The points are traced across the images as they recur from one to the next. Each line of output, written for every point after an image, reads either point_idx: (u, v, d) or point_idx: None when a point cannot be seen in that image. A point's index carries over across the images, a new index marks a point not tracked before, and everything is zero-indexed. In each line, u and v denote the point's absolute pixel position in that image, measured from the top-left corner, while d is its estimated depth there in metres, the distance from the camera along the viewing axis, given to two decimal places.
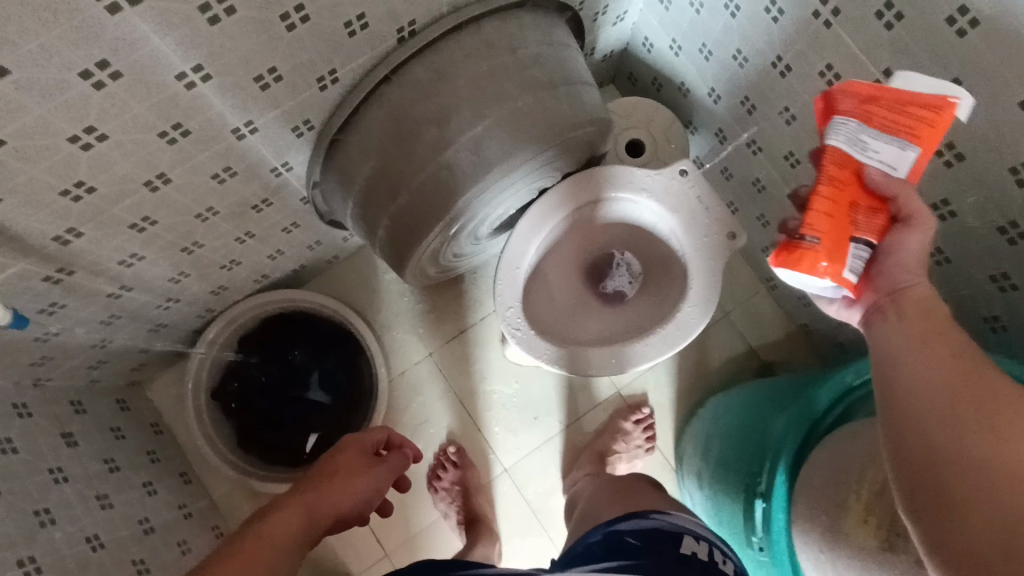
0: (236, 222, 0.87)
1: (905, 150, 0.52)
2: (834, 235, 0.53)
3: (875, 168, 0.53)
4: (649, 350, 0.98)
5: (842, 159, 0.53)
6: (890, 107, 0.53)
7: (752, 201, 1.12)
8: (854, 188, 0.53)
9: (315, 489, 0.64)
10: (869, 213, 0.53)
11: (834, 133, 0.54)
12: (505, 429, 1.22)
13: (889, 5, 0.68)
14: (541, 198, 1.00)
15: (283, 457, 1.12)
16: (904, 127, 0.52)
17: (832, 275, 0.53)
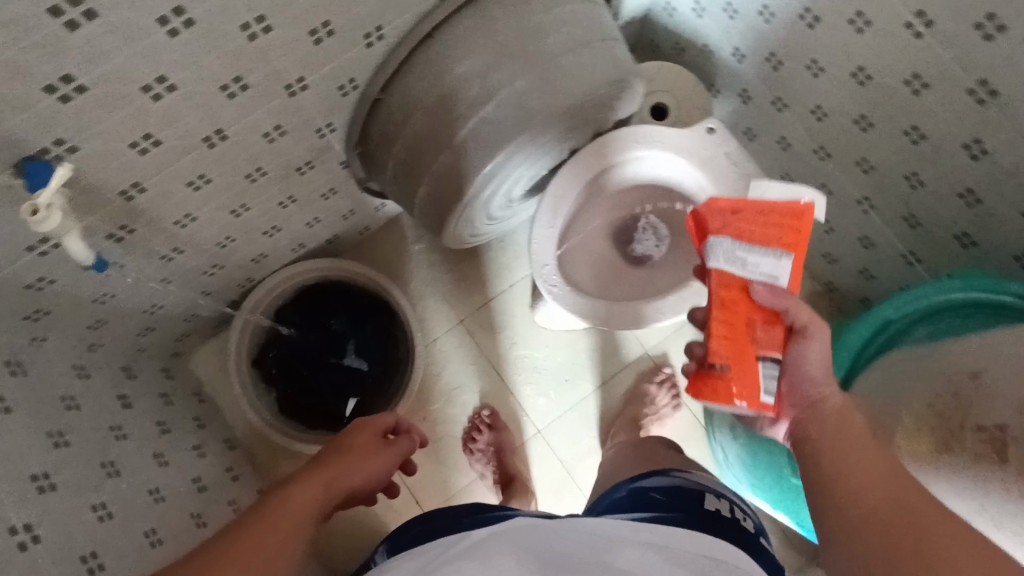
0: (281, 186, 0.89)
1: (782, 256, 0.64)
2: (739, 359, 0.62)
3: (760, 278, 0.63)
4: (683, 302, 0.99)
5: (727, 278, 0.64)
6: (755, 220, 0.65)
7: (778, 160, 1.13)
8: (746, 307, 0.63)
9: (335, 464, 0.72)
10: (766, 327, 0.63)
11: (716, 253, 0.65)
12: (537, 391, 1.25)
13: None
14: (573, 158, 1.02)
15: (323, 421, 1.16)
16: (777, 237, 0.64)
17: (749, 400, 0.61)
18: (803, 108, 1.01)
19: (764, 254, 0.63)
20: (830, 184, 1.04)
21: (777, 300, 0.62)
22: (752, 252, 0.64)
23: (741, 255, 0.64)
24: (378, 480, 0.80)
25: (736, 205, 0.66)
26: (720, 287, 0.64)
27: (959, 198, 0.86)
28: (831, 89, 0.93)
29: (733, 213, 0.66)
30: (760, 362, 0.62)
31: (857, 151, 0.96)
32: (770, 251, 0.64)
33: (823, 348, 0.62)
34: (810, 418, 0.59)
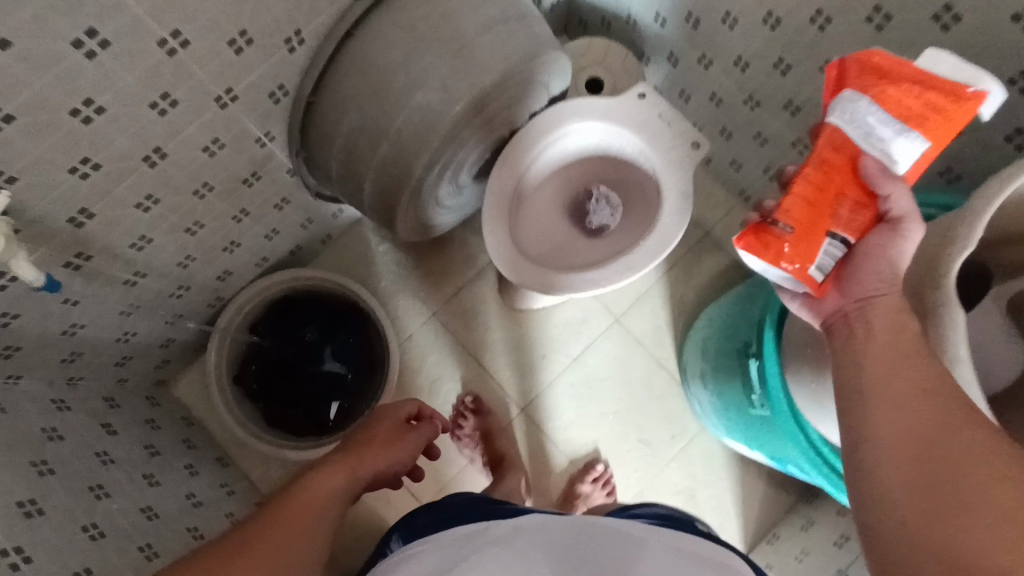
0: (232, 200, 0.92)
1: (912, 141, 0.59)
2: (806, 224, 0.61)
3: (873, 150, 0.61)
4: (638, 260, 1.02)
5: (840, 138, 0.62)
6: (910, 89, 0.59)
7: (714, 116, 1.17)
8: (844, 177, 0.62)
9: (355, 455, 0.77)
10: (852, 209, 0.62)
11: (843, 110, 0.62)
12: (516, 371, 1.29)
13: None
14: (515, 138, 1.05)
15: (310, 427, 1.19)
16: (916, 116, 0.59)
17: (796, 266, 0.62)
18: (727, 61, 1.05)
19: (892, 130, 0.59)
20: (765, 130, 1.09)
21: (880, 180, 0.60)
22: (884, 122, 0.60)
23: (870, 122, 0.60)
24: (404, 465, 0.84)
25: (897, 68, 0.60)
26: (829, 148, 0.62)
27: None
28: (747, 37, 0.97)
29: (881, 74, 0.61)
30: (827, 236, 0.61)
31: (783, 94, 1.00)
32: (903, 130, 0.59)
33: (907, 250, 0.61)
34: (844, 319, 0.62)
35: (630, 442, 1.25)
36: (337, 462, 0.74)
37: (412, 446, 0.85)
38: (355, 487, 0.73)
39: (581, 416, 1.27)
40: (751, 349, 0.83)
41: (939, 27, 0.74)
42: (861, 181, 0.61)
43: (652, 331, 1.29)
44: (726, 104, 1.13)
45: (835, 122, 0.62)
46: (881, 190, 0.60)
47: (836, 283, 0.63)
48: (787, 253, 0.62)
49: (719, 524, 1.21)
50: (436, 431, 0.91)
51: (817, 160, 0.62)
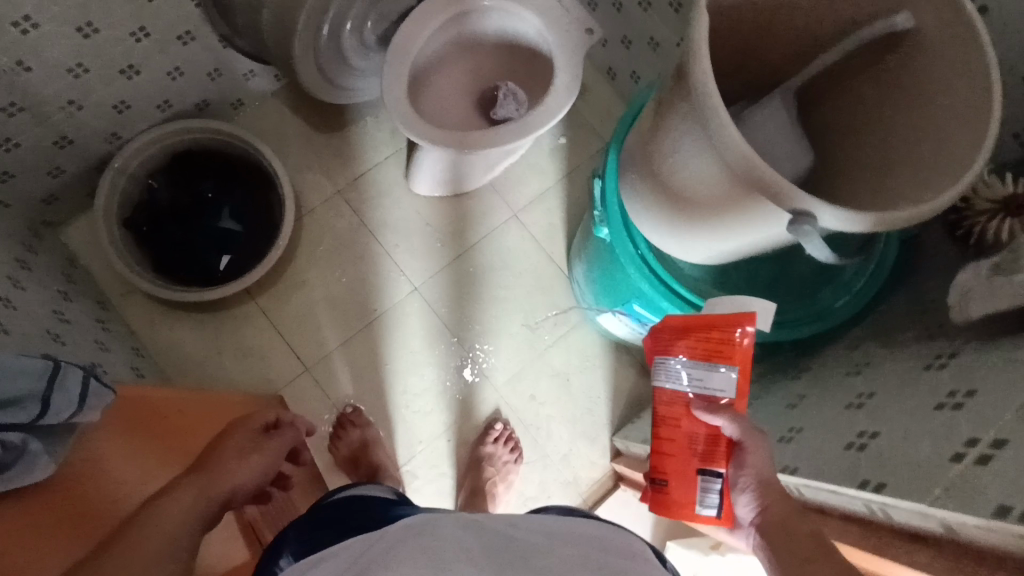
0: (129, 9, 0.94)
1: (726, 376, 0.64)
2: (674, 473, 0.67)
3: (699, 394, 0.66)
4: (526, 126, 1.09)
5: (671, 400, 0.69)
6: (698, 336, 0.67)
7: (615, 24, 1.27)
8: (686, 419, 0.67)
9: (205, 470, 0.68)
10: (706, 447, 0.65)
11: (660, 374, 0.70)
12: (408, 252, 1.34)
13: None
14: (421, 5, 1.12)
15: (198, 277, 1.20)
16: (713, 350, 0.66)
17: (685, 507, 0.67)
18: None
19: (698, 370, 0.66)
20: (655, 35, 1.19)
21: (711, 415, 0.64)
22: (688, 367, 0.67)
23: (682, 372, 0.68)
24: (261, 478, 0.74)
25: (685, 321, 0.69)
26: (662, 405, 0.70)
27: None
28: None
29: (678, 331, 0.70)
30: (697, 473, 0.65)
31: None
32: (709, 368, 0.65)
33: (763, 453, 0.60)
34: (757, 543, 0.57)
35: (512, 322, 1.32)
36: (122, 444, 0.68)
37: (274, 455, 0.76)
38: (208, 507, 0.64)
39: (468, 300, 1.32)
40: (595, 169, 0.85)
41: None
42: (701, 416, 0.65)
43: (547, 229, 1.36)
44: (625, 10, 1.22)
45: (661, 383, 0.70)
46: (720, 418, 0.63)
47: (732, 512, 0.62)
48: (678, 506, 0.68)
49: (589, 408, 1.28)
50: (297, 434, 0.81)
51: (660, 416, 0.70)
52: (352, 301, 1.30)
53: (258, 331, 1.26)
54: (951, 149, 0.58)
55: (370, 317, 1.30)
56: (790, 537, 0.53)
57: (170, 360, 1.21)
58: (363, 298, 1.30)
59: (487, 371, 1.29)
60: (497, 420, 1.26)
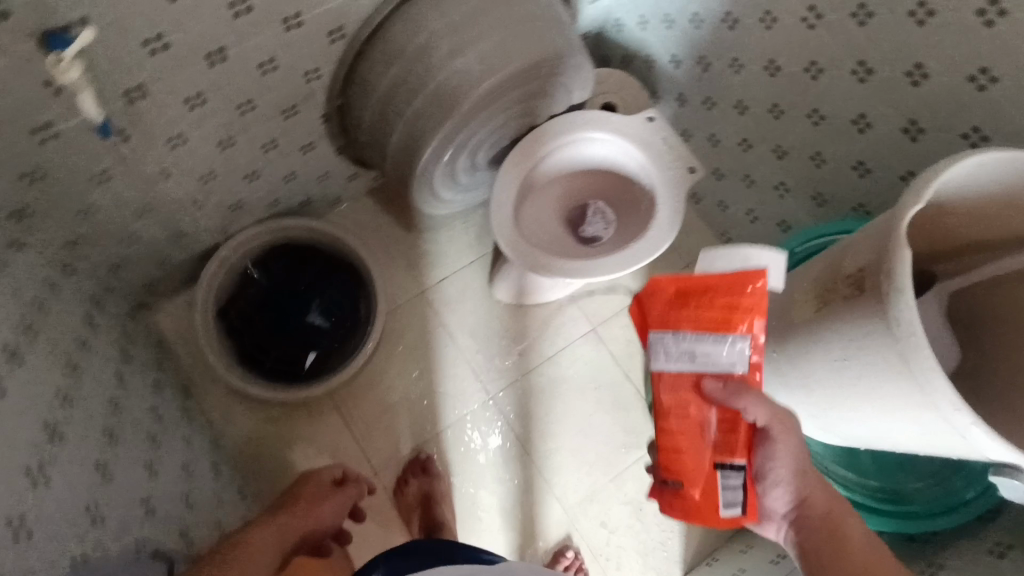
0: (266, 127, 0.98)
1: (739, 348, 0.65)
2: (688, 473, 0.69)
3: (714, 373, 0.66)
4: (628, 257, 1.10)
5: (682, 382, 0.68)
6: (700, 304, 0.67)
7: (709, 155, 1.31)
8: (697, 403, 0.68)
9: (286, 515, 0.81)
10: (723, 432, 0.67)
11: (659, 353, 0.70)
12: (487, 358, 1.33)
13: (812, 10, 0.92)
14: (532, 132, 1.16)
15: (283, 371, 1.21)
16: (721, 320, 0.66)
17: (706, 509, 0.68)
18: (728, 104, 1.19)
19: (709, 345, 0.66)
20: (753, 173, 1.22)
21: (732, 397, 0.65)
22: (695, 342, 0.67)
23: (688, 348, 0.67)
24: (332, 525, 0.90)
25: (677, 286, 0.69)
26: (667, 393, 0.69)
27: (853, 170, 1.02)
28: (747, 83, 1.12)
29: (673, 299, 0.69)
30: (716, 469, 0.67)
31: (773, 139, 1.13)
32: (719, 339, 0.66)
33: (794, 443, 0.67)
34: (800, 533, 0.66)
35: (587, 440, 1.29)
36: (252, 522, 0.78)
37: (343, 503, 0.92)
38: (283, 548, 0.75)
39: (542, 413, 1.30)
40: None
41: (910, 83, 0.85)
42: (722, 408, 0.67)
43: (626, 344, 1.35)
44: (721, 145, 1.26)
45: (661, 365, 0.70)
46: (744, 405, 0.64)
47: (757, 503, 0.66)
48: (693, 504, 0.69)
49: (661, 540, 1.23)
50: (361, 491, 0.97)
51: (667, 404, 0.70)
52: (428, 403, 1.29)
53: (333, 428, 1.25)
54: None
55: (445, 423, 1.28)
56: (835, 532, 0.63)
57: (243, 451, 1.20)
58: (440, 402, 1.30)
59: (559, 492, 1.26)
60: (567, 545, 1.21)
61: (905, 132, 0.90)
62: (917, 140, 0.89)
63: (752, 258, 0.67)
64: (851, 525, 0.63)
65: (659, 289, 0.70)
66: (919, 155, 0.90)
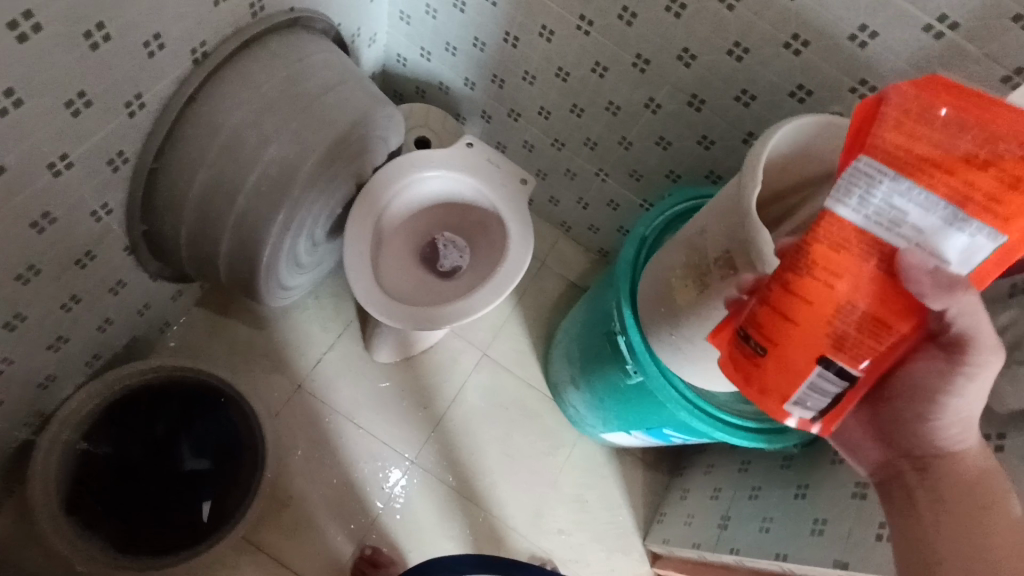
0: (60, 285, 0.83)
1: (978, 237, 0.43)
2: (784, 345, 0.50)
3: (894, 239, 0.45)
4: (497, 282, 1.12)
5: (846, 233, 0.47)
6: (965, 146, 0.43)
7: (529, 160, 1.37)
8: (861, 272, 0.47)
9: None
10: (867, 331, 0.48)
11: (854, 177, 0.46)
12: (394, 424, 1.28)
13: (582, 19, 1.01)
14: (362, 192, 1.12)
15: (181, 536, 1.04)
16: (973, 193, 0.43)
17: (774, 395, 0.52)
18: (532, 112, 1.26)
19: (931, 216, 0.44)
20: (573, 167, 1.32)
21: (921, 291, 0.45)
22: (916, 200, 0.44)
23: (899, 208, 0.45)
24: None
25: (960, 112, 0.44)
26: (830, 233, 0.48)
27: (657, 145, 1.14)
28: (543, 90, 1.19)
29: (941, 127, 0.44)
30: (816, 368, 0.49)
31: (582, 134, 1.22)
32: (948, 220, 0.44)
33: (972, 386, 0.51)
34: (895, 476, 0.58)
35: (517, 460, 1.31)
36: None
37: None
38: None
39: (467, 453, 1.29)
40: (615, 327, 0.93)
41: (683, 64, 0.97)
42: (895, 289, 0.47)
43: (518, 356, 1.39)
44: (537, 149, 1.34)
45: (841, 203, 0.47)
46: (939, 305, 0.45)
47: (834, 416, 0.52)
48: (762, 378, 0.53)
49: (613, 519, 1.30)
50: None
51: (816, 252, 0.48)
52: (350, 495, 1.21)
53: (257, 567, 1.13)
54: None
55: (376, 508, 1.21)
56: (972, 500, 0.53)
57: None
58: (362, 489, 1.22)
59: (510, 520, 1.26)
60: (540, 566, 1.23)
61: (690, 105, 1.03)
62: (701, 109, 1.03)
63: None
64: (1012, 510, 0.51)
65: (931, 86, 0.47)
66: (705, 122, 1.04)
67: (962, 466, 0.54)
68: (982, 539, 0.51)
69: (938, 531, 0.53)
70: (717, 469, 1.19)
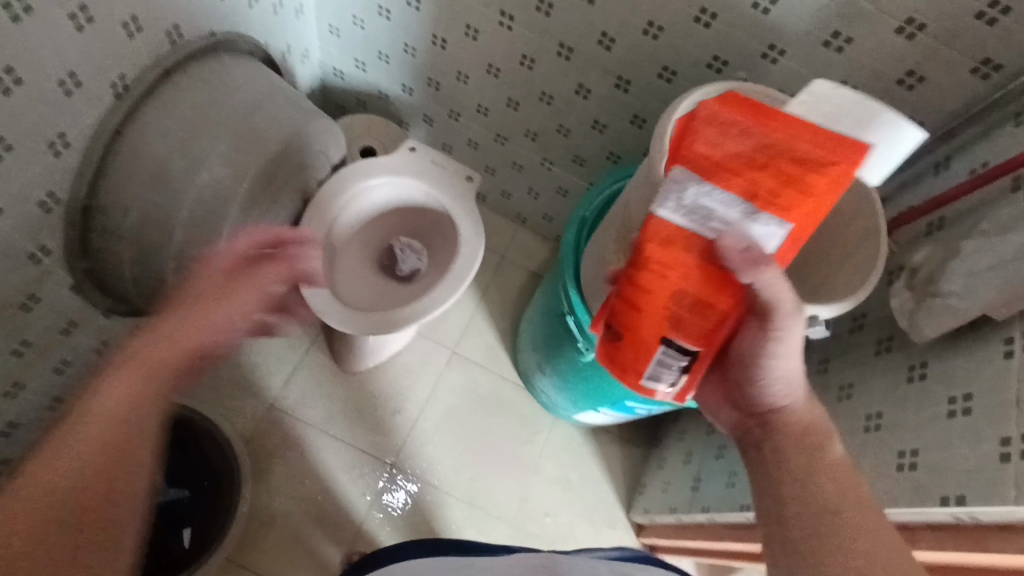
0: (8, 331, 0.84)
1: (768, 227, 0.58)
2: (636, 329, 0.68)
3: (710, 232, 0.59)
4: (454, 279, 1.13)
5: (669, 231, 0.61)
6: (753, 153, 0.56)
7: (475, 157, 1.39)
8: (681, 266, 0.62)
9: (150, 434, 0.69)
10: (692, 310, 0.64)
11: (671, 187, 0.59)
12: (370, 431, 1.29)
13: (503, 14, 1.03)
14: (310, 206, 1.13)
15: (165, 569, 1.03)
16: (767, 188, 0.56)
17: (632, 372, 0.71)
18: (471, 110, 1.28)
19: (733, 212, 0.57)
20: (519, 159, 1.34)
21: (737, 268, 0.58)
22: (720, 201, 0.57)
23: (707, 206, 0.58)
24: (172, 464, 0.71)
25: (746, 122, 0.57)
26: (657, 236, 0.62)
27: (594, 128, 1.16)
28: (477, 88, 1.21)
29: (736, 135, 0.57)
30: (661, 346, 0.66)
31: (522, 126, 1.24)
32: (749, 211, 0.57)
33: (786, 347, 0.62)
34: (744, 432, 0.67)
35: (496, 451, 1.33)
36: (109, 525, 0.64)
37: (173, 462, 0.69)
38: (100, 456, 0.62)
39: (447, 451, 1.31)
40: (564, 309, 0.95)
41: (605, 48, 1.00)
42: (713, 269, 0.61)
43: (487, 349, 1.41)
44: (482, 145, 1.36)
45: (664, 211, 0.60)
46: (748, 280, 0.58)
47: (692, 372, 0.68)
48: (626, 363, 0.71)
49: (595, 495, 1.32)
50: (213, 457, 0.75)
51: (650, 252, 0.63)
52: (333, 505, 1.22)
53: None
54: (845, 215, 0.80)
55: (359, 514, 1.22)
56: (804, 443, 0.61)
57: None
58: (345, 498, 1.23)
59: (495, 509, 1.28)
60: None
61: (619, 87, 1.06)
62: (628, 90, 1.05)
63: (888, 127, 0.53)
64: (837, 452, 0.60)
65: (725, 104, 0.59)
66: (635, 101, 1.07)
67: (793, 418, 0.63)
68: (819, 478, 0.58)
69: (778, 473, 0.61)
70: (689, 434, 1.21)
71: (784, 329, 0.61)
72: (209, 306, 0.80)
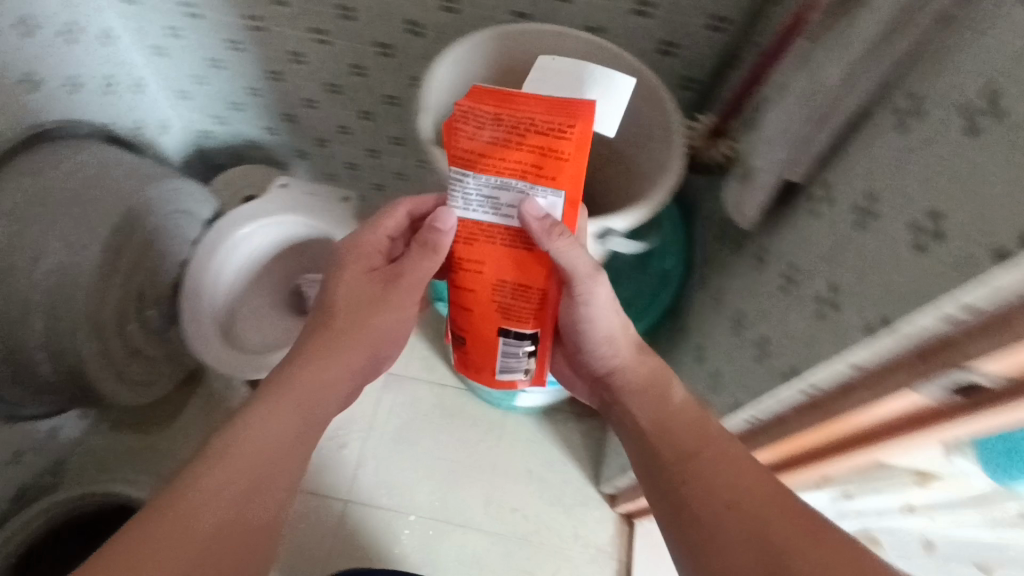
0: None
1: (549, 199, 0.54)
2: (475, 330, 0.62)
3: (506, 220, 0.55)
4: None
5: (470, 229, 0.57)
6: (499, 126, 0.54)
7: (359, 178, 1.38)
8: (495, 262, 0.58)
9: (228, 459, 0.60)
10: (516, 290, 0.58)
11: (456, 186, 0.56)
12: (318, 472, 1.27)
13: (316, 32, 1.02)
14: (190, 265, 1.12)
15: None
16: (537, 162, 0.53)
17: (486, 370, 0.65)
18: (335, 134, 1.27)
19: (513, 194, 0.54)
20: (397, 168, 1.33)
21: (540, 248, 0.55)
22: (488, 185, 0.54)
23: (490, 191, 0.54)
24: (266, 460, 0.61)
25: (496, 106, 0.54)
26: (456, 234, 0.58)
27: None
28: (329, 110, 1.21)
29: (494, 120, 0.54)
30: (500, 337, 0.61)
31: (384, 135, 1.23)
32: (525, 185, 0.54)
33: (597, 305, 0.63)
34: (606, 404, 0.74)
35: (453, 460, 1.29)
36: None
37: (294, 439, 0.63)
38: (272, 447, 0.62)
39: (401, 472, 1.27)
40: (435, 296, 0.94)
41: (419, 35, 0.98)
42: (521, 257, 0.57)
43: (421, 362, 1.38)
44: (359, 165, 1.35)
45: (463, 211, 0.57)
46: (548, 252, 0.54)
47: (542, 370, 0.65)
48: (474, 362, 0.66)
49: (560, 478, 1.29)
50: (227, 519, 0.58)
51: (458, 251, 0.59)
52: (294, 556, 1.20)
53: None
54: (649, 117, 0.78)
55: (323, 557, 1.20)
56: (684, 425, 0.63)
57: None
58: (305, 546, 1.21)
59: (462, 518, 1.24)
60: None
61: None
62: None
63: (600, 79, 0.64)
64: (712, 427, 0.62)
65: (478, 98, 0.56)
66: None
67: (632, 376, 0.69)
68: (708, 466, 0.58)
69: (660, 461, 0.62)
70: None
71: (593, 289, 0.60)
72: (368, 312, 0.68)
